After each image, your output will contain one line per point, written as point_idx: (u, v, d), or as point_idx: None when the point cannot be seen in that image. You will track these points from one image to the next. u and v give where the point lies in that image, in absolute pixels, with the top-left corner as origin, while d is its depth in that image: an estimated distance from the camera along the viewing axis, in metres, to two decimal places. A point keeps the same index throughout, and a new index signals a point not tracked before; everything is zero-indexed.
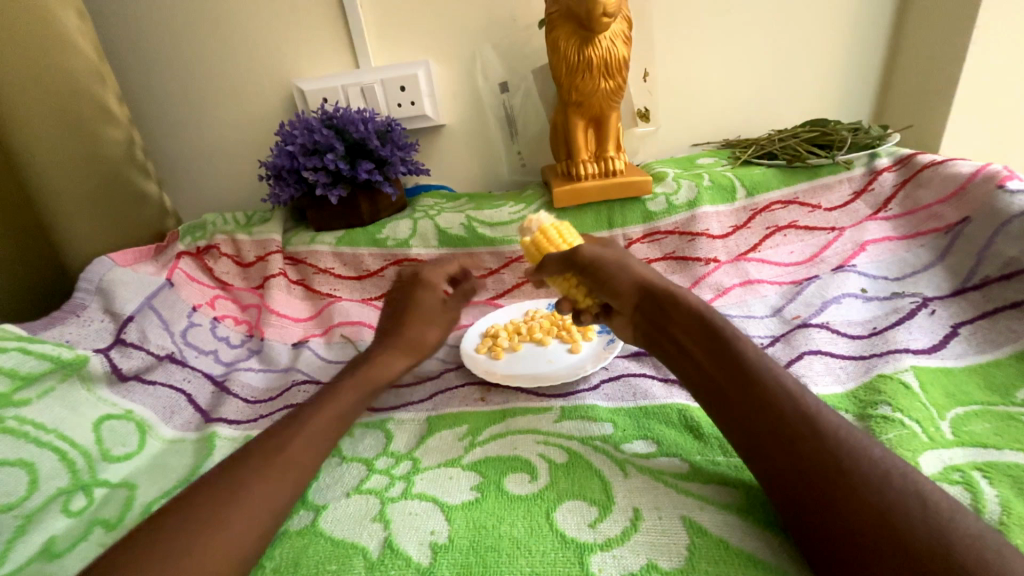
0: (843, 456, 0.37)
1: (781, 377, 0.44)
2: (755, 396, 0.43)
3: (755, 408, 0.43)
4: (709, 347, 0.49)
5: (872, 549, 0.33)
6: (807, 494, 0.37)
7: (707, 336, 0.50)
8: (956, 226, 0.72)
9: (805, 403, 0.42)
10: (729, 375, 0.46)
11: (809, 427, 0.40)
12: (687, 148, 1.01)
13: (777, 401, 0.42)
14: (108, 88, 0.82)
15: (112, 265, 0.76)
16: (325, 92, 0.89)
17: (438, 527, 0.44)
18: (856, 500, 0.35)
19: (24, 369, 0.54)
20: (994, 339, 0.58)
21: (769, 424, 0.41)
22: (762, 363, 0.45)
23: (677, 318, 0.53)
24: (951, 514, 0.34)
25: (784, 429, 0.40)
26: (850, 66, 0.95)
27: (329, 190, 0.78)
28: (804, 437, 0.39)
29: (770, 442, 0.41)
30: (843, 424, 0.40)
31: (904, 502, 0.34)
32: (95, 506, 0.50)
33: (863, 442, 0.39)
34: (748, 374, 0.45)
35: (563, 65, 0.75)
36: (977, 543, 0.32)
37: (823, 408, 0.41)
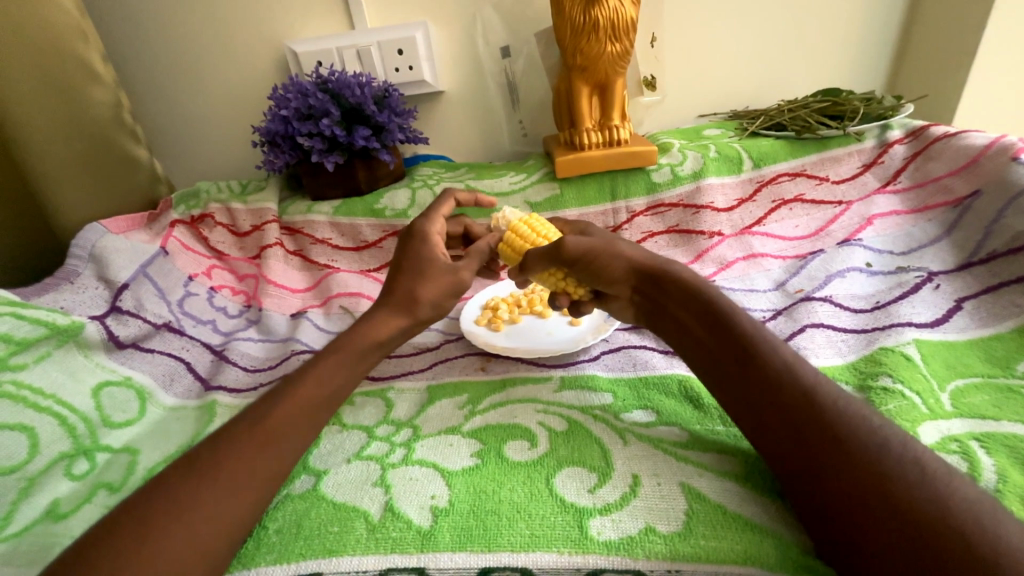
0: (843, 421, 0.37)
1: (779, 346, 0.44)
2: (755, 365, 0.43)
3: (754, 377, 0.42)
4: (703, 320, 0.48)
5: (870, 507, 0.33)
6: (803, 458, 0.37)
7: (700, 306, 0.49)
8: (965, 200, 0.70)
9: (803, 370, 0.42)
10: (726, 346, 0.46)
11: (807, 394, 0.40)
12: (694, 119, 0.98)
13: (777, 369, 0.42)
14: (92, 47, 0.77)
15: (104, 232, 0.74)
16: (319, 55, 0.85)
17: (439, 492, 0.45)
18: (857, 461, 0.35)
19: (19, 334, 0.53)
20: (997, 313, 0.57)
21: (767, 393, 0.41)
22: (760, 339, 0.44)
23: (670, 292, 0.52)
24: (948, 475, 0.34)
25: (783, 397, 0.40)
26: (866, 33, 0.91)
27: (325, 157, 0.76)
28: (801, 403, 0.39)
29: (767, 409, 0.41)
30: (840, 391, 0.40)
31: (903, 470, 0.34)
32: (98, 470, 0.50)
33: (860, 408, 0.39)
34: (746, 344, 0.44)
35: (567, 27, 0.72)
36: (973, 504, 0.32)
37: (820, 381, 0.41)
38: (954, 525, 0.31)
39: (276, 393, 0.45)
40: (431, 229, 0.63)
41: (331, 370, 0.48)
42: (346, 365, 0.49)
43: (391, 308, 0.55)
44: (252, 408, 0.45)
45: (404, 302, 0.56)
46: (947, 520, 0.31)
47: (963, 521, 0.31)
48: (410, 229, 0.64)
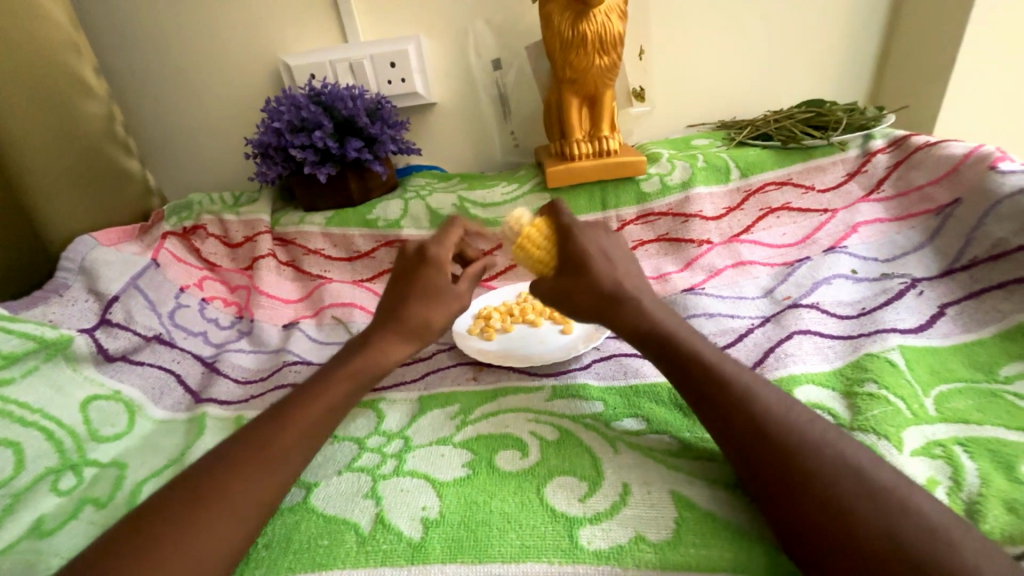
0: (802, 456, 0.38)
1: (735, 378, 0.44)
2: (714, 402, 0.43)
3: (712, 413, 0.43)
4: (662, 354, 0.49)
5: (829, 546, 0.34)
6: (764, 493, 0.38)
7: (660, 341, 0.50)
8: (946, 208, 0.72)
9: (758, 402, 0.42)
10: (685, 382, 0.46)
11: (761, 428, 0.40)
12: (683, 129, 1.00)
13: (734, 403, 0.42)
14: (85, 61, 0.79)
15: (94, 244, 0.74)
16: (312, 68, 0.86)
17: (430, 503, 0.45)
18: (813, 496, 0.36)
19: (5, 348, 0.53)
20: (979, 319, 0.59)
21: (724, 430, 0.42)
22: (715, 369, 0.45)
23: (628, 325, 0.52)
24: (905, 500, 0.35)
25: (739, 435, 0.41)
26: (847, 46, 0.94)
27: (318, 169, 0.77)
28: (756, 439, 0.40)
29: (727, 446, 0.42)
30: (803, 420, 0.41)
31: (856, 499, 0.35)
32: (85, 485, 0.50)
33: (817, 439, 0.39)
34: (702, 380, 0.45)
35: (557, 41, 0.73)
36: (930, 530, 0.33)
37: (777, 407, 0.42)
38: (911, 555, 0.32)
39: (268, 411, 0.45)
40: (446, 255, 0.58)
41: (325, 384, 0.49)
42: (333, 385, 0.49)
43: (397, 335, 0.54)
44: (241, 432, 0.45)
45: (415, 330, 0.55)
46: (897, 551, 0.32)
47: (919, 549, 0.32)
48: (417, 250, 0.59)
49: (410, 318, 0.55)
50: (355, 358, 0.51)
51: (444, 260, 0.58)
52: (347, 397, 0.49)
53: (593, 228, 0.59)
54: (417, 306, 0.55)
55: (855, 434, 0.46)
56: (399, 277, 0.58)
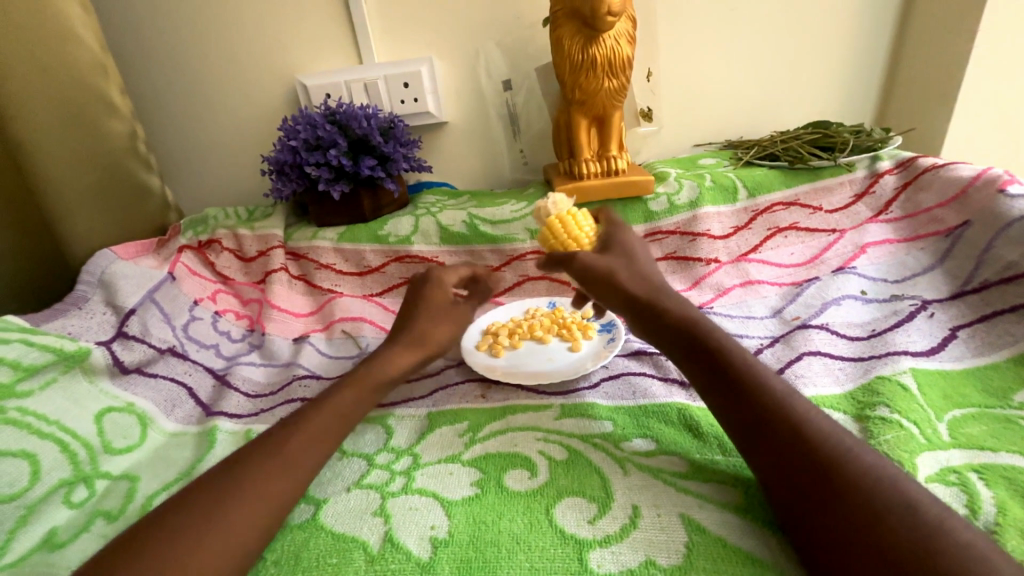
0: (834, 460, 0.38)
1: (771, 380, 0.45)
2: (750, 399, 0.44)
3: (742, 412, 0.43)
4: (692, 350, 0.50)
5: (862, 552, 0.33)
6: (795, 494, 0.38)
7: (690, 339, 0.51)
8: (956, 229, 0.72)
9: (793, 404, 0.43)
10: (715, 380, 0.47)
11: (796, 429, 0.40)
12: (690, 148, 1.01)
13: (766, 404, 0.43)
14: (111, 81, 0.81)
15: (114, 258, 0.76)
16: (327, 88, 0.89)
17: (438, 522, 0.44)
18: (849, 499, 0.36)
19: (26, 360, 0.55)
20: (992, 343, 0.58)
21: (755, 426, 0.42)
22: (751, 372, 0.46)
23: (662, 319, 0.54)
24: (936, 515, 0.34)
25: (773, 433, 0.41)
26: (852, 69, 0.95)
27: (332, 186, 0.78)
28: (789, 437, 0.40)
29: (757, 443, 0.42)
30: (834, 429, 0.41)
31: (891, 506, 0.35)
32: (96, 498, 0.50)
33: (851, 447, 0.39)
34: (735, 376, 0.46)
35: (567, 64, 0.75)
36: (961, 547, 0.33)
37: (811, 414, 0.42)
38: (947, 567, 0.31)
39: (300, 422, 0.46)
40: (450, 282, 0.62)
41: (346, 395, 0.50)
42: (349, 401, 0.49)
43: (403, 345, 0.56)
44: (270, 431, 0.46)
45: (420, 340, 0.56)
46: (932, 558, 0.32)
47: (953, 565, 0.31)
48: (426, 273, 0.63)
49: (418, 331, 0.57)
50: None
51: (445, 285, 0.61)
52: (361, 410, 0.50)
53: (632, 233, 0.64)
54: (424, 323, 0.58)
55: None
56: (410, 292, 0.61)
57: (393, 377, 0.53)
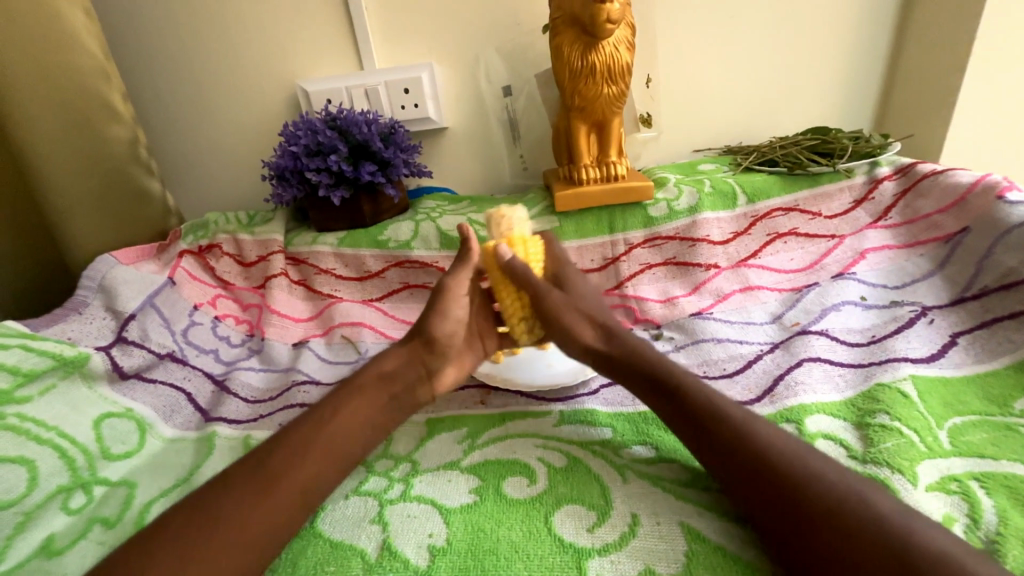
0: (806, 482, 0.38)
1: (726, 408, 0.45)
2: (712, 431, 0.44)
3: (711, 445, 0.44)
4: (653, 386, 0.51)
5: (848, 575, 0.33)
6: (777, 523, 0.38)
7: (645, 377, 0.52)
8: (955, 236, 0.72)
9: (754, 429, 0.43)
10: (681, 416, 0.47)
11: (769, 456, 0.41)
12: (689, 154, 1.01)
13: (727, 432, 0.43)
14: (113, 86, 0.81)
15: (114, 263, 0.76)
16: (329, 94, 0.89)
17: (437, 530, 0.44)
18: (833, 523, 0.36)
19: (26, 365, 0.56)
20: (992, 349, 0.58)
21: (724, 458, 0.42)
22: (707, 402, 0.46)
23: (624, 357, 0.54)
24: (910, 530, 0.35)
25: (742, 463, 0.41)
26: (851, 75, 0.96)
27: (332, 192, 0.79)
28: (764, 467, 0.40)
29: (730, 474, 0.42)
30: (797, 450, 0.41)
31: (864, 527, 0.35)
32: (95, 504, 0.50)
33: (820, 468, 0.40)
34: (699, 410, 0.46)
35: (566, 70, 0.75)
36: (951, 561, 0.33)
37: (772, 438, 0.42)
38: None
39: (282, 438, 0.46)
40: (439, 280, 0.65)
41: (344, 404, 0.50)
42: (347, 411, 0.50)
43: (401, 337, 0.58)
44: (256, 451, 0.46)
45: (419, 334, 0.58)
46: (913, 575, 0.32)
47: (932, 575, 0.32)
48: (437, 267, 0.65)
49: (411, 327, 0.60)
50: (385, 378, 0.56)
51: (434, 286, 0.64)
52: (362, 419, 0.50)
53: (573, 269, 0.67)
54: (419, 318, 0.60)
55: (868, 467, 0.45)
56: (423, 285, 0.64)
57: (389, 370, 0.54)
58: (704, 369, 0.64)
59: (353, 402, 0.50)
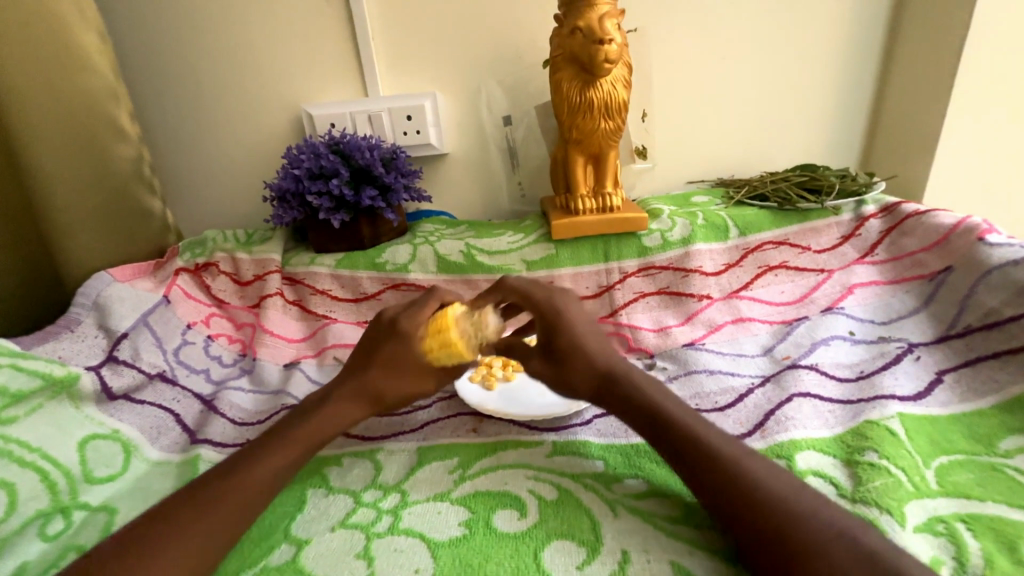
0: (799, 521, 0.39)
1: (731, 446, 0.46)
2: (716, 465, 0.44)
3: (712, 479, 0.44)
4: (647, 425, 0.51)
5: None
6: (770, 565, 0.38)
7: (655, 414, 0.51)
8: (939, 274, 0.74)
9: (754, 469, 0.44)
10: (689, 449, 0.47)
11: (760, 494, 0.41)
12: (683, 185, 1.04)
13: (729, 467, 0.44)
14: (121, 107, 0.83)
15: (110, 280, 0.75)
16: (333, 118, 0.92)
17: (423, 566, 0.44)
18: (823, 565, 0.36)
19: (13, 386, 0.54)
20: (977, 388, 0.59)
21: (725, 491, 0.43)
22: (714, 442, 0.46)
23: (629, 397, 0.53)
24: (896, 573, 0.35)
25: (742, 502, 0.41)
26: (837, 115, 1.00)
27: (332, 215, 0.80)
28: (763, 508, 0.40)
29: (731, 511, 0.42)
30: (794, 490, 0.42)
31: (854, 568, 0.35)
32: (72, 530, 0.49)
33: (811, 503, 0.40)
34: (703, 445, 0.46)
35: (565, 105, 0.78)
36: None
37: (771, 479, 0.43)
38: None
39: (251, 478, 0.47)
40: (420, 332, 0.57)
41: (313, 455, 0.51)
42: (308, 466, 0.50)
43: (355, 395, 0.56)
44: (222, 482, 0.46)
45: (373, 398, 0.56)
46: None
47: None
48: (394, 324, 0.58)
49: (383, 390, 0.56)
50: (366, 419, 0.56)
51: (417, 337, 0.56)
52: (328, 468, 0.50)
53: (566, 295, 0.62)
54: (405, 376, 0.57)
55: (857, 507, 0.46)
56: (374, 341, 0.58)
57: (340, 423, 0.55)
58: (697, 402, 0.64)
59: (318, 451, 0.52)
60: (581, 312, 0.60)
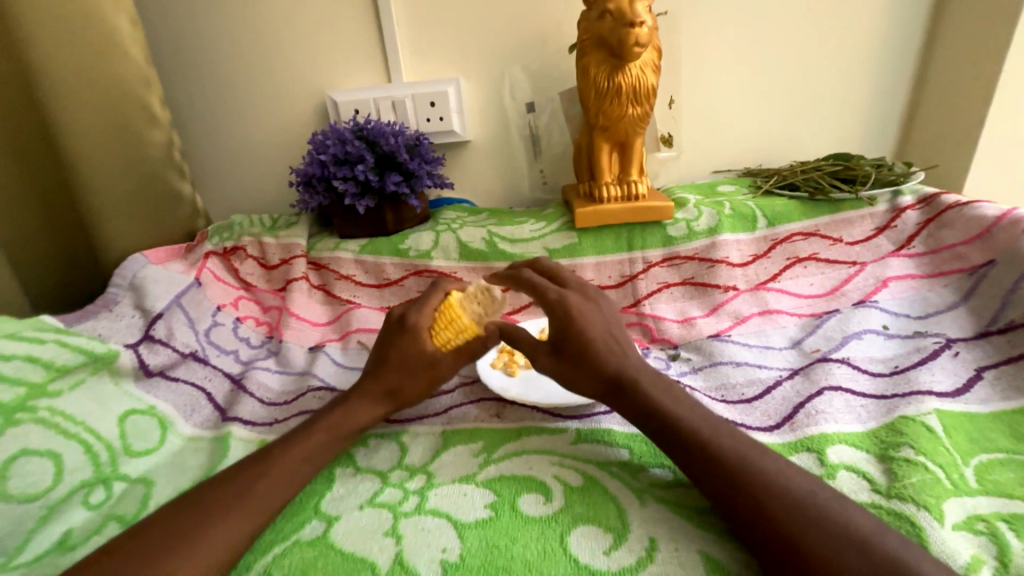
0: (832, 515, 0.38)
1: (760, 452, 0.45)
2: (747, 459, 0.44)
3: (743, 471, 0.43)
4: (663, 430, 0.49)
5: None
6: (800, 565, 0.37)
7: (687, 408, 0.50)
8: (980, 268, 0.71)
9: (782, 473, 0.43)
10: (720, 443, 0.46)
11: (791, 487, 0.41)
12: (708, 174, 1.02)
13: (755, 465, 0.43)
14: (153, 91, 0.84)
15: (145, 262, 0.78)
16: (357, 104, 0.92)
17: (450, 545, 0.44)
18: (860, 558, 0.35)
19: (59, 361, 0.56)
20: (1020, 386, 0.57)
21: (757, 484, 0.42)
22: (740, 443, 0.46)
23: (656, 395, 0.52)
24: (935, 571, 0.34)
25: (772, 498, 0.41)
26: (873, 102, 0.96)
27: (357, 201, 0.80)
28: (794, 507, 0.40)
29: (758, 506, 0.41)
30: (821, 490, 0.41)
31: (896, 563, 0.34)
32: (113, 500, 0.51)
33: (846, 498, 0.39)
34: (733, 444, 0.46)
35: (592, 90, 0.76)
36: None
37: (800, 484, 0.42)
38: None
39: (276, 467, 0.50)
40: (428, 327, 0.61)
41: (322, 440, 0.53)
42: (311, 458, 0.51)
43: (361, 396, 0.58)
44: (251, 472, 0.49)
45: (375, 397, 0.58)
46: None
47: None
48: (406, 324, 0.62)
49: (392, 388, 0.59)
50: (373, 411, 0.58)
51: (423, 328, 0.61)
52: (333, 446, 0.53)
53: (583, 296, 0.59)
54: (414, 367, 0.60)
55: (892, 503, 0.45)
56: (388, 340, 0.62)
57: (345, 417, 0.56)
58: (723, 393, 0.63)
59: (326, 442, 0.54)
60: (599, 314, 0.58)
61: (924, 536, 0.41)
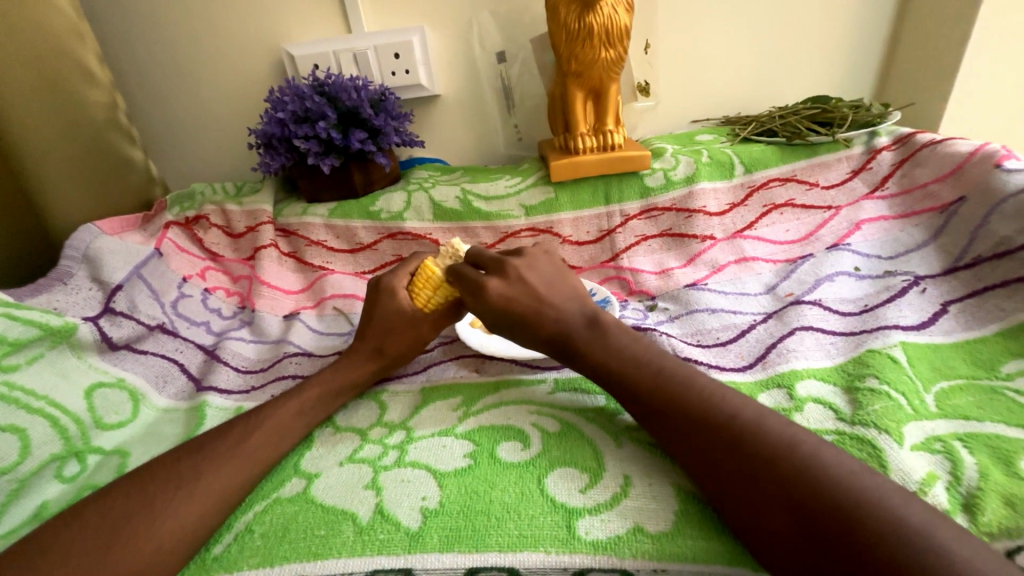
0: (797, 442, 0.39)
1: (732, 390, 0.45)
2: (720, 398, 0.44)
3: (716, 407, 0.43)
4: (607, 379, 0.50)
5: (826, 536, 0.33)
6: (761, 494, 0.37)
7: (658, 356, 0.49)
8: (951, 205, 0.72)
9: (749, 406, 0.43)
10: (691, 381, 0.46)
11: (760, 419, 0.41)
12: (688, 124, 0.99)
13: (726, 399, 0.44)
14: (88, 48, 0.78)
15: (98, 233, 0.73)
16: (316, 58, 0.86)
17: (429, 493, 0.45)
18: (820, 479, 0.36)
19: (12, 335, 0.53)
20: (982, 317, 0.59)
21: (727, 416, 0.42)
22: (711, 382, 0.46)
23: (621, 344, 0.51)
24: (891, 486, 0.36)
25: (738, 429, 0.41)
26: (855, 41, 0.93)
27: (321, 160, 0.76)
28: (760, 437, 0.40)
29: (721, 437, 0.41)
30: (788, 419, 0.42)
31: (855, 481, 0.36)
32: (88, 472, 0.51)
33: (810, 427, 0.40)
34: (704, 381, 0.46)
35: (563, 33, 0.72)
36: (928, 520, 0.33)
37: (767, 414, 0.42)
38: (911, 534, 0.32)
39: (250, 429, 0.49)
40: (401, 287, 0.62)
41: (296, 402, 0.53)
42: (289, 419, 0.51)
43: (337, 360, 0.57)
44: (225, 434, 0.48)
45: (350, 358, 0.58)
46: (903, 528, 0.32)
47: (918, 533, 0.32)
48: (376, 287, 0.63)
49: (369, 349, 0.59)
50: (350, 373, 0.57)
51: (397, 288, 0.62)
52: (308, 409, 0.53)
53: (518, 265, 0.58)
54: (379, 330, 0.60)
55: (855, 429, 0.46)
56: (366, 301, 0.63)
57: (320, 380, 0.56)
58: (698, 339, 0.64)
59: (299, 403, 0.53)
60: (533, 280, 0.57)
61: (884, 457, 0.43)
